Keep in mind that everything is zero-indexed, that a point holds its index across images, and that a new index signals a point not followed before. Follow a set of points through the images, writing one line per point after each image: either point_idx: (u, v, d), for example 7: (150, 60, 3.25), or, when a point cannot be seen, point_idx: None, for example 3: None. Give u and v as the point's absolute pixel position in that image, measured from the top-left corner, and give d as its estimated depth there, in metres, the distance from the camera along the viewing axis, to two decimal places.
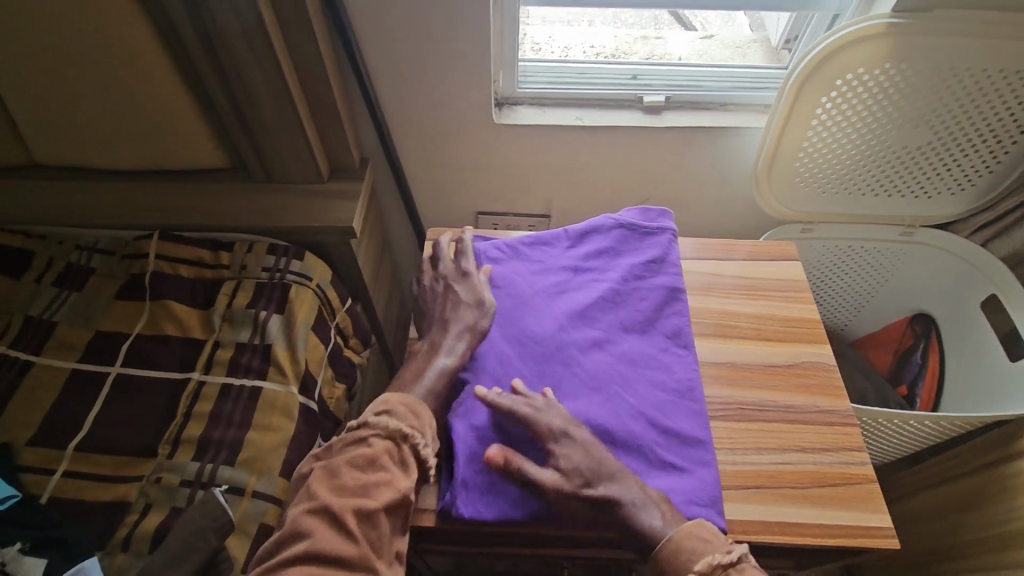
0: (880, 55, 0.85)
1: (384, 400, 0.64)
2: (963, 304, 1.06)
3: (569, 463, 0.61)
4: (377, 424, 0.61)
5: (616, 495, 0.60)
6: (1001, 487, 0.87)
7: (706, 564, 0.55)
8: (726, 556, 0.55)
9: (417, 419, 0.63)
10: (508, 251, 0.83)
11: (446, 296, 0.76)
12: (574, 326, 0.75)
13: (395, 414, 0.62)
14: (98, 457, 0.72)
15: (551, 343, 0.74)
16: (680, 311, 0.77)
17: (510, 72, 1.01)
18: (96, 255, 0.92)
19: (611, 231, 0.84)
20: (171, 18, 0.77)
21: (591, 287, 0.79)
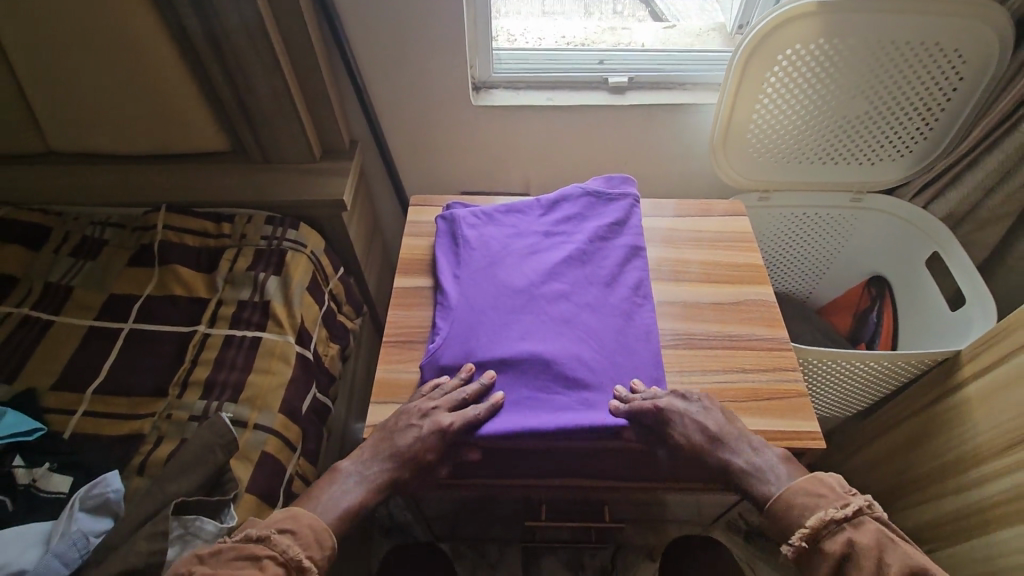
0: (813, 31, 0.94)
1: (295, 516, 0.61)
2: (910, 261, 1.16)
3: (682, 436, 0.68)
4: (276, 546, 0.58)
5: (729, 463, 0.67)
6: (940, 422, 0.95)
7: (817, 520, 0.59)
8: (840, 511, 0.59)
9: (316, 547, 0.60)
10: (485, 217, 0.91)
11: (410, 432, 0.69)
12: (544, 282, 0.82)
13: (299, 539, 0.59)
14: (115, 398, 0.80)
15: (523, 294, 0.81)
16: (639, 268, 0.85)
17: (486, 58, 1.10)
18: (108, 229, 1.01)
19: (579, 199, 0.92)
20: (181, 17, 0.86)
21: (560, 248, 0.86)
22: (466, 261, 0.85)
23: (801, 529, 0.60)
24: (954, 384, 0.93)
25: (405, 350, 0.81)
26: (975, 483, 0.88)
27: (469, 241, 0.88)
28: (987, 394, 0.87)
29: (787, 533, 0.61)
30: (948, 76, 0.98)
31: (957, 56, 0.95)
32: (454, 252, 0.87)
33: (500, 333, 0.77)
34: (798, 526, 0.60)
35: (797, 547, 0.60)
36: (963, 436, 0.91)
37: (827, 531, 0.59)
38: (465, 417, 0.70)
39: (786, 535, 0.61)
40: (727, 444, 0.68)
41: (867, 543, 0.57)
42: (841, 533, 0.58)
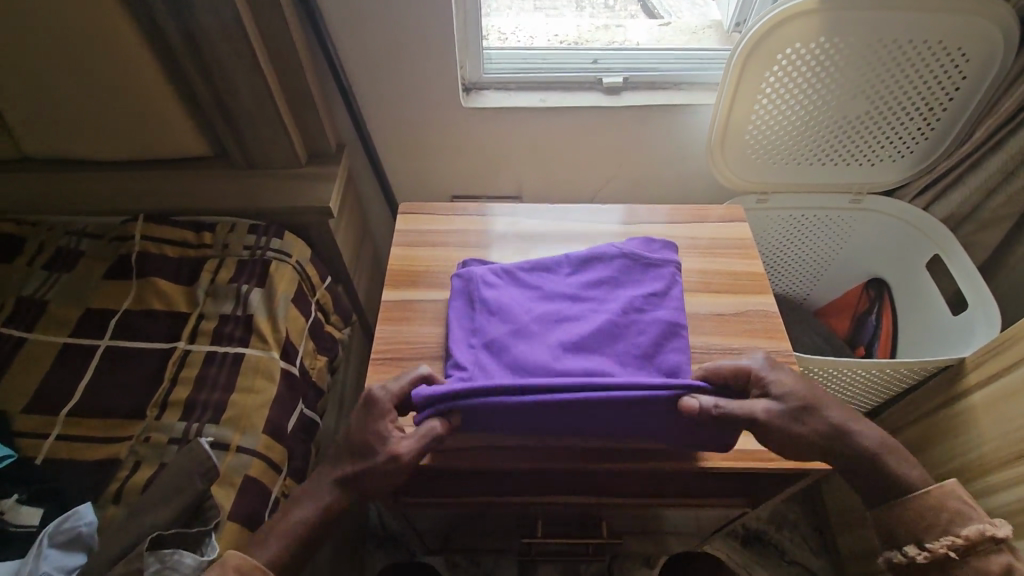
0: (814, 30, 0.91)
1: (223, 561, 0.57)
2: (913, 265, 1.13)
3: (786, 389, 0.62)
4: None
5: (851, 430, 0.62)
6: (946, 430, 0.93)
7: (975, 532, 0.59)
8: (999, 531, 0.59)
9: None
10: (505, 277, 0.80)
11: (374, 414, 0.64)
12: (571, 358, 0.70)
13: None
14: (90, 420, 0.76)
15: (542, 377, 0.69)
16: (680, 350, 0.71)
17: (476, 58, 1.06)
18: (84, 239, 0.96)
19: (613, 260, 0.80)
20: (156, 17, 0.82)
21: (591, 318, 0.75)
22: (482, 330, 0.74)
23: (949, 538, 0.60)
24: (960, 392, 0.90)
25: (395, 367, 0.78)
26: (981, 492, 0.86)
27: (487, 303, 0.77)
28: (993, 403, 0.85)
29: (922, 536, 0.61)
30: (950, 74, 0.95)
31: (960, 55, 0.93)
32: (469, 316, 0.77)
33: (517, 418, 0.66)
34: (943, 534, 0.60)
35: (936, 554, 0.60)
36: (968, 445, 0.89)
37: (977, 547, 0.59)
38: (406, 377, 0.66)
39: (917, 537, 0.62)
40: (828, 402, 0.63)
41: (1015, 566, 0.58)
42: (989, 550, 0.59)
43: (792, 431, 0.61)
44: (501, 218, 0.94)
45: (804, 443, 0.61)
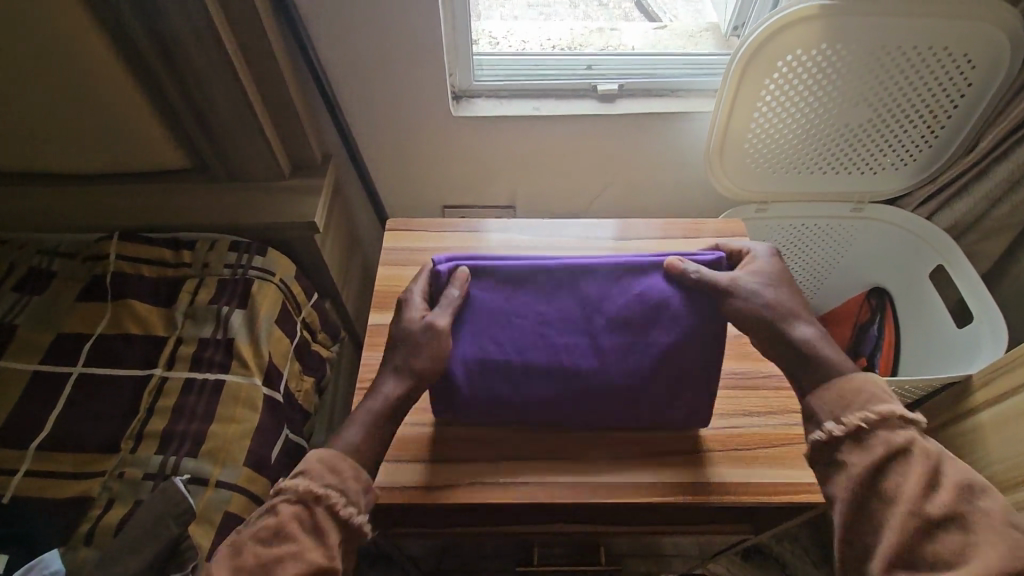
0: (815, 36, 0.88)
1: (306, 456, 0.58)
2: (915, 273, 1.11)
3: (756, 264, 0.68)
4: (288, 488, 0.55)
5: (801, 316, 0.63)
6: (952, 447, 0.91)
7: (887, 410, 0.55)
8: (907, 414, 0.55)
9: (334, 475, 0.56)
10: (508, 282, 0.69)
11: (406, 310, 0.66)
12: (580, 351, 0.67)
13: (310, 475, 0.56)
14: (61, 455, 0.73)
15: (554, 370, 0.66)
16: (668, 327, 0.65)
17: (465, 65, 1.02)
18: (57, 258, 0.92)
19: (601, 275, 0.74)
20: (126, 26, 0.78)
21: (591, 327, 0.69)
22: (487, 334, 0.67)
23: (864, 411, 0.55)
24: (966, 409, 0.88)
25: None
26: None
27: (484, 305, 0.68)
28: (1003, 422, 0.82)
29: (840, 410, 0.57)
30: (956, 81, 0.92)
31: (966, 62, 0.90)
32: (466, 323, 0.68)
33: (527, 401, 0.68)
34: (860, 408, 0.56)
35: (850, 426, 0.55)
36: (974, 464, 0.87)
37: (889, 422, 0.55)
38: (424, 274, 0.70)
39: (834, 412, 0.57)
40: (790, 293, 0.65)
41: (931, 449, 0.54)
42: (903, 429, 0.55)
43: (746, 293, 0.63)
44: (494, 235, 0.91)
45: (759, 307, 0.62)
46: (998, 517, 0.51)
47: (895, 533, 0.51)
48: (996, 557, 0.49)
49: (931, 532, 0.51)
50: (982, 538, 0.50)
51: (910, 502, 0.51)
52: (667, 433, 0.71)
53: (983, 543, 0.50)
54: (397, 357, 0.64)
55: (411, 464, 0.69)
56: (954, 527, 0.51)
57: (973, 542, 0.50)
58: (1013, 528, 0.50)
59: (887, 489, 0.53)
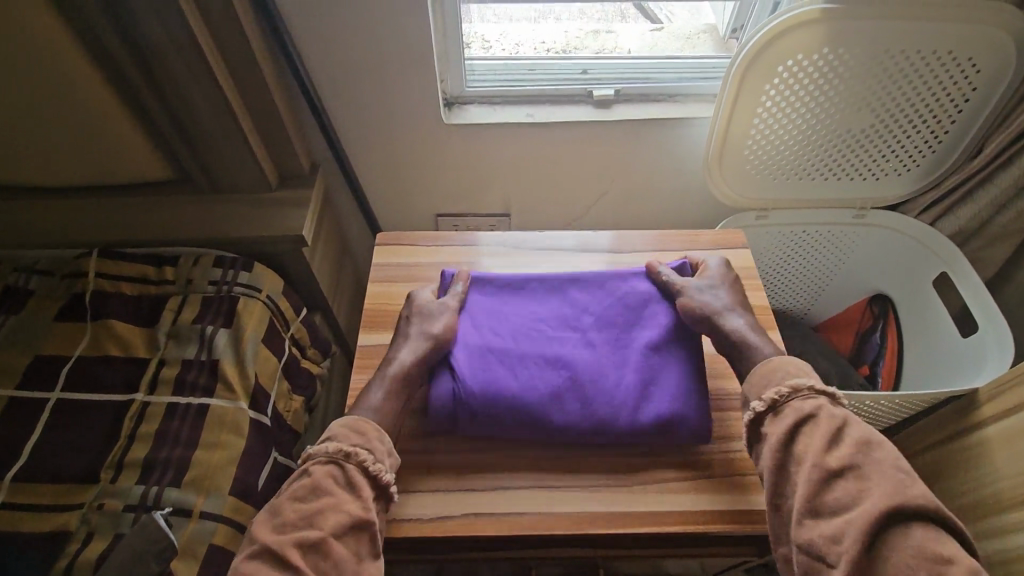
0: (817, 40, 0.85)
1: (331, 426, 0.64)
2: (919, 280, 1.08)
3: (708, 266, 0.79)
4: (318, 451, 0.60)
5: (735, 311, 0.72)
6: (956, 462, 0.89)
7: (797, 383, 0.62)
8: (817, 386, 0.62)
9: (360, 437, 0.62)
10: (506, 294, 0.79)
11: (417, 295, 0.77)
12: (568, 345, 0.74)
13: (338, 438, 0.61)
14: (38, 486, 0.70)
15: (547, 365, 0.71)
16: (650, 324, 0.74)
17: (457, 72, 0.99)
18: (34, 276, 0.89)
19: None
20: (99, 34, 0.74)
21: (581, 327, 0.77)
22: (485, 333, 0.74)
23: (779, 387, 0.63)
24: (971, 423, 0.86)
25: None
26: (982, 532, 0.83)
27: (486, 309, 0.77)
28: (1007, 438, 0.81)
29: (762, 388, 0.64)
30: (961, 85, 0.90)
31: (971, 66, 0.87)
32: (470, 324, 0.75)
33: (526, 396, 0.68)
34: (777, 385, 0.63)
35: (767, 401, 0.62)
36: (976, 481, 0.85)
37: (801, 394, 0.62)
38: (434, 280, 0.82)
39: (758, 392, 0.64)
40: (734, 293, 0.75)
41: (837, 412, 0.59)
42: (813, 399, 0.61)
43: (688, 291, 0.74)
44: (488, 249, 0.88)
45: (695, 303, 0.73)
46: (892, 467, 0.55)
47: (802, 485, 0.56)
48: (884, 498, 0.52)
49: (833, 483, 0.55)
50: (875, 484, 0.54)
51: (813, 455, 0.57)
52: (667, 458, 0.69)
53: (876, 488, 0.53)
54: (413, 327, 0.73)
55: (403, 496, 0.66)
56: (852, 477, 0.55)
57: (867, 488, 0.54)
58: (905, 475, 0.54)
59: (796, 449, 0.58)
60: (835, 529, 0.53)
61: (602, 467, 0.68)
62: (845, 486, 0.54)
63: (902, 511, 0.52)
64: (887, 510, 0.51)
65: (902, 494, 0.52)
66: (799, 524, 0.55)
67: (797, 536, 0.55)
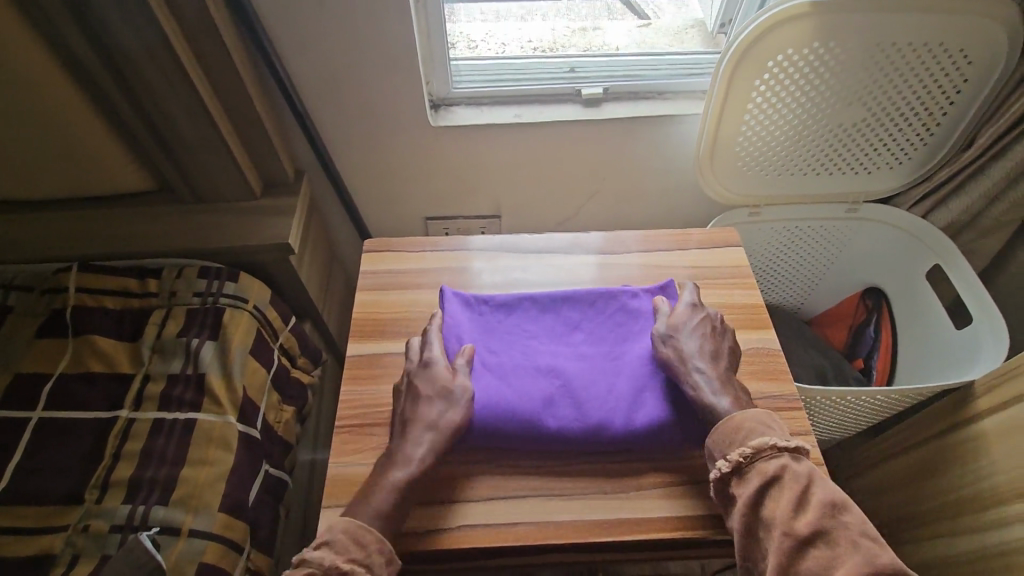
0: (808, 35, 0.84)
1: (330, 526, 0.57)
2: (911, 274, 1.08)
3: (685, 306, 0.74)
4: (313, 561, 0.54)
5: (692, 360, 0.68)
6: (952, 456, 0.89)
7: (763, 443, 0.58)
8: (784, 441, 0.59)
9: (361, 547, 0.56)
10: (502, 304, 0.78)
11: (434, 366, 0.69)
12: (562, 355, 0.73)
13: (335, 547, 0.55)
14: (20, 509, 0.69)
15: (540, 375, 0.71)
16: (640, 339, 0.75)
17: (442, 73, 0.98)
18: (12, 292, 0.86)
19: None
20: (72, 44, 0.72)
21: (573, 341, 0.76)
22: (480, 344, 0.74)
23: (742, 447, 0.59)
24: (967, 416, 0.86)
25: (363, 435, 0.69)
26: (980, 526, 0.83)
27: (481, 318, 0.77)
28: (1003, 432, 0.80)
29: (724, 448, 0.61)
30: (952, 77, 0.89)
31: (962, 57, 0.86)
32: (466, 332, 0.75)
33: (521, 402, 0.68)
34: (741, 445, 0.60)
35: (732, 462, 0.59)
36: (971, 475, 0.85)
37: (765, 455, 0.58)
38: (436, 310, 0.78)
39: (723, 451, 0.61)
40: (703, 338, 0.70)
41: (801, 471, 0.57)
42: (776, 458, 0.58)
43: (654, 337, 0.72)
44: (479, 254, 0.87)
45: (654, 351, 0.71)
46: (860, 532, 0.53)
47: (774, 554, 0.53)
48: (857, 568, 0.50)
49: (803, 551, 0.52)
50: (845, 552, 0.52)
51: (783, 524, 0.53)
52: (663, 463, 0.67)
53: (847, 557, 0.51)
54: (425, 411, 0.65)
55: None
56: (821, 544, 0.52)
57: (838, 556, 0.52)
58: (871, 540, 0.52)
59: (764, 515, 0.55)
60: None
61: (594, 474, 0.67)
62: (815, 555, 0.52)
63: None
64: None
65: (874, 564, 0.50)
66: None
67: None
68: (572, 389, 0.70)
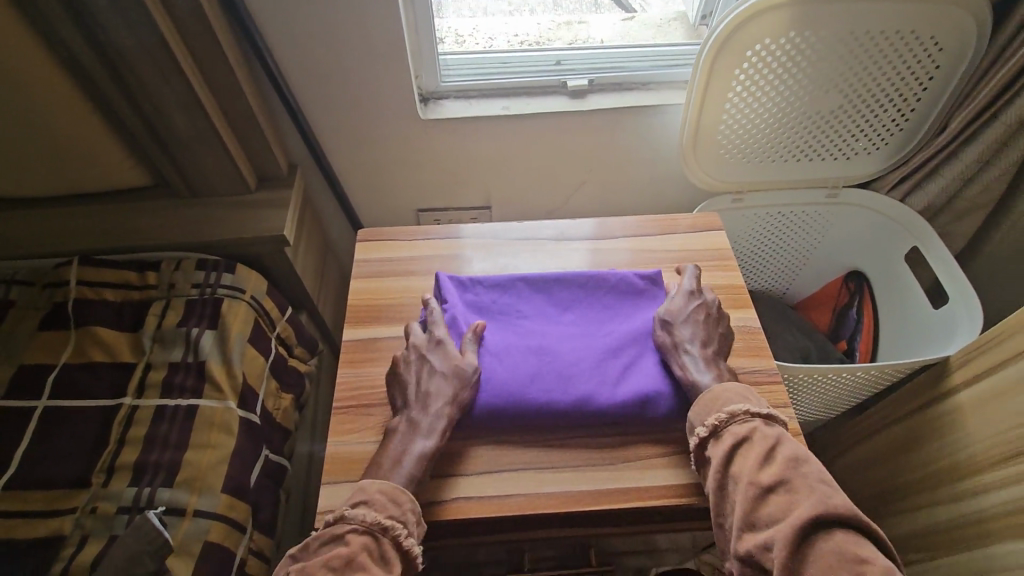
0: (784, 25, 0.86)
1: (365, 488, 0.60)
2: (890, 256, 1.11)
3: (687, 291, 0.77)
4: (354, 518, 0.57)
5: (687, 343, 0.72)
6: (929, 429, 0.92)
7: (737, 409, 0.63)
8: (758, 409, 0.63)
9: (397, 505, 0.59)
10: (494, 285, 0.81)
11: (441, 345, 0.72)
12: (551, 334, 0.76)
13: (373, 505, 0.59)
14: (29, 493, 0.71)
15: (531, 353, 0.74)
16: (625, 318, 0.78)
17: (431, 66, 1.00)
18: (14, 287, 0.88)
19: None
20: (69, 43, 0.74)
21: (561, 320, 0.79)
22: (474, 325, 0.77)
23: (718, 413, 0.64)
24: (943, 390, 0.89)
25: (360, 416, 0.72)
26: (957, 495, 0.86)
27: (475, 300, 0.80)
28: (976, 404, 0.84)
29: (703, 416, 0.65)
30: (923, 63, 0.92)
31: (933, 44, 0.90)
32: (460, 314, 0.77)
33: (511, 378, 0.71)
34: (717, 412, 0.64)
35: (709, 427, 0.63)
36: (947, 447, 0.89)
37: (738, 419, 0.62)
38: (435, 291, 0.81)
39: (701, 419, 0.65)
40: (698, 323, 0.73)
41: (771, 432, 0.60)
42: (749, 422, 0.62)
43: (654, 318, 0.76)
44: (471, 241, 0.89)
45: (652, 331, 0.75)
46: (818, 480, 0.55)
47: (739, 502, 0.56)
48: (810, 507, 0.52)
49: (765, 498, 0.55)
50: (802, 497, 0.54)
51: (748, 475, 0.57)
52: (648, 436, 0.70)
53: (803, 500, 0.54)
54: (429, 385, 0.68)
55: None
56: (782, 491, 0.55)
57: (796, 500, 0.54)
58: (830, 490, 0.55)
59: (733, 470, 0.59)
60: (768, 538, 0.52)
61: (585, 446, 0.70)
62: (776, 501, 0.55)
63: (825, 522, 0.52)
64: (811, 519, 0.51)
65: (828, 505, 0.53)
66: (739, 539, 0.55)
67: (738, 551, 0.55)
68: (558, 366, 0.72)
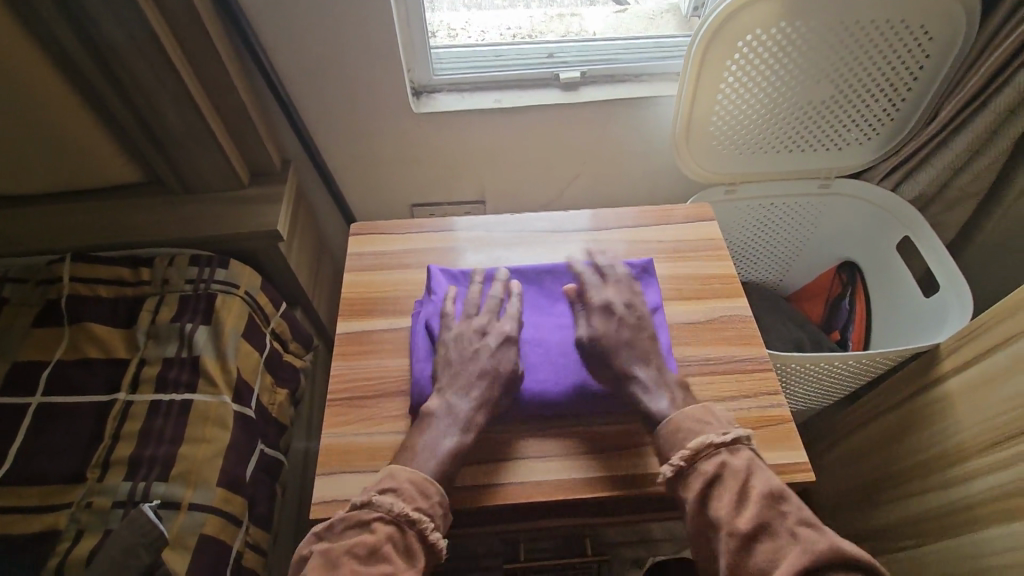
0: (774, 14, 0.87)
1: (394, 475, 0.60)
2: (882, 246, 1.12)
3: (599, 302, 0.73)
4: (382, 506, 0.58)
5: (628, 369, 0.68)
6: (921, 417, 0.93)
7: (699, 444, 0.60)
8: (719, 437, 0.60)
9: (427, 498, 0.59)
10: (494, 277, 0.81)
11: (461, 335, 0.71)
12: (550, 325, 0.77)
13: (402, 495, 0.59)
14: (25, 488, 0.72)
15: (536, 345, 0.74)
16: None
17: (423, 60, 1.00)
18: (8, 284, 0.88)
19: None
20: (59, 38, 0.74)
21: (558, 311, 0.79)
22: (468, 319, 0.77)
23: (682, 449, 0.61)
24: (933, 378, 0.90)
25: (355, 408, 0.72)
26: (947, 482, 0.87)
27: None
28: (966, 391, 0.85)
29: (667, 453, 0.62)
30: (914, 53, 0.92)
31: (923, 33, 0.90)
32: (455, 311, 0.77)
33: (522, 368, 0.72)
34: (681, 447, 0.62)
35: (675, 466, 0.60)
36: (938, 434, 0.89)
37: (704, 454, 0.60)
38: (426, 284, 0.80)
39: (666, 455, 0.62)
40: (622, 339, 0.70)
41: (740, 465, 0.59)
42: (715, 456, 0.60)
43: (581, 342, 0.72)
44: (465, 234, 0.89)
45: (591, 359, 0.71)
46: (799, 519, 0.55)
47: (723, 554, 0.55)
48: (798, 558, 0.52)
49: (750, 547, 0.54)
50: (787, 543, 0.53)
51: (726, 524, 0.55)
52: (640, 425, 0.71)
53: (788, 548, 0.53)
54: (469, 370, 0.68)
55: None
56: (765, 537, 0.54)
57: (781, 549, 0.53)
58: (812, 527, 0.54)
59: (710, 514, 0.57)
60: None
61: (580, 436, 0.70)
62: (761, 550, 0.54)
63: (815, 570, 0.52)
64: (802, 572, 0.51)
65: (814, 550, 0.52)
66: None
67: None
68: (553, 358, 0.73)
